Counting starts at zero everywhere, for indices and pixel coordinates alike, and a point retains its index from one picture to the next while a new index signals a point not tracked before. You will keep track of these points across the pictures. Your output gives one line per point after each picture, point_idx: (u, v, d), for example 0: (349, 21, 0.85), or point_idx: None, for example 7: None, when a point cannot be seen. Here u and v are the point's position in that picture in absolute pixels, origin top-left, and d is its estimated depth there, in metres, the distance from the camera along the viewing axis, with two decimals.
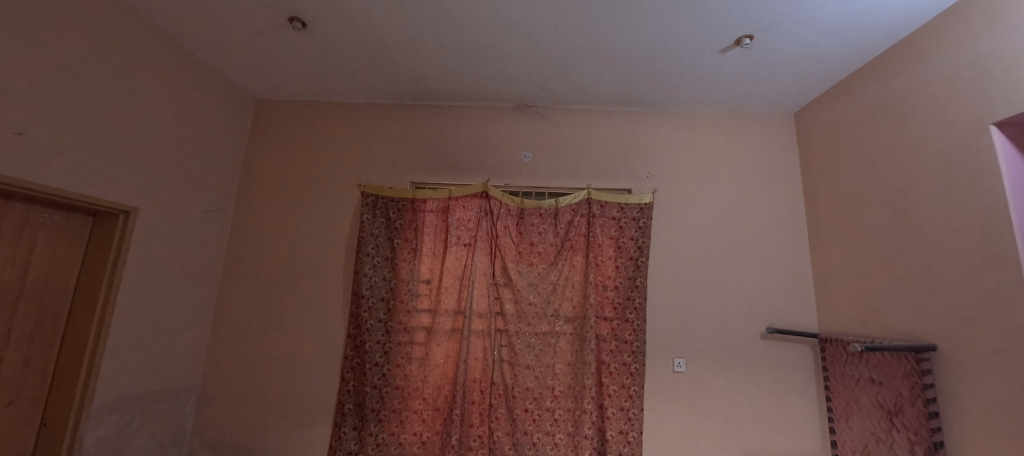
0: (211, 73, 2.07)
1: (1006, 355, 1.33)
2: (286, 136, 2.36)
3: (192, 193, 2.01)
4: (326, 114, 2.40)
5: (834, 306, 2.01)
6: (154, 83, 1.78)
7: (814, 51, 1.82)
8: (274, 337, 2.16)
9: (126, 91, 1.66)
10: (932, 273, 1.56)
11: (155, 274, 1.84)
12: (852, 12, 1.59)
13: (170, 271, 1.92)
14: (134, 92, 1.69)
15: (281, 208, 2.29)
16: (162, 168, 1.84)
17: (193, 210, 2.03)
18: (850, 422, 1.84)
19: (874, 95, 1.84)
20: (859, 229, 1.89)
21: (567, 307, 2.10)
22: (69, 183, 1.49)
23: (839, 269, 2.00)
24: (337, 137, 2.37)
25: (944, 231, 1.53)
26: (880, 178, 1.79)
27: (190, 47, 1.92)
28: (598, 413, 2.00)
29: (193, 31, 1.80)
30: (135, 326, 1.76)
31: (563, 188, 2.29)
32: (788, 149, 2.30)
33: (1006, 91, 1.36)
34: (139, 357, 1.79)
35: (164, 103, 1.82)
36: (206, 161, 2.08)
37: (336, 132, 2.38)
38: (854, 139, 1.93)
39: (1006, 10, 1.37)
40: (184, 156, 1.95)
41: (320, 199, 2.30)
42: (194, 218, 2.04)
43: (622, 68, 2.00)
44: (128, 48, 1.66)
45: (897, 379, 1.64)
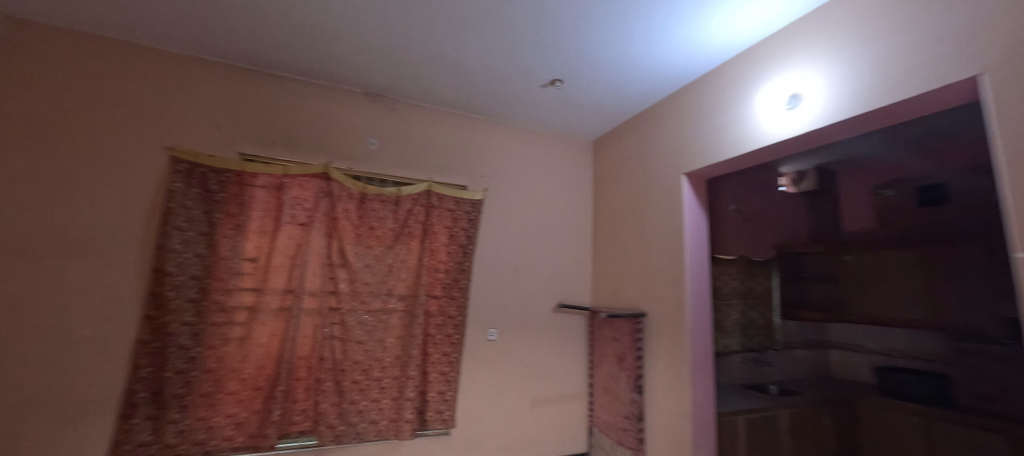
0: None
1: (672, 318, 2.15)
2: (55, 75, 1.90)
3: None
4: (123, 59, 2.01)
5: (600, 288, 2.78)
6: None
7: (601, 101, 2.45)
8: (27, 322, 1.77)
9: None
10: (647, 266, 2.36)
11: None
12: (621, 81, 2.22)
13: None
14: None
15: (45, 165, 1.85)
16: None
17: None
18: (601, 367, 2.62)
19: (634, 140, 2.59)
20: (618, 233, 2.66)
21: (402, 286, 2.33)
22: None
23: (605, 261, 2.76)
24: (139, 89, 2.02)
25: (655, 239, 2.31)
26: (631, 199, 2.55)
27: None
28: (421, 378, 2.32)
29: None
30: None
31: (406, 178, 2.49)
32: (587, 168, 2.99)
33: (686, 154, 2.13)
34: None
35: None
36: None
37: (138, 82, 2.02)
38: (622, 168, 2.67)
39: (692, 102, 2.14)
40: None
41: (109, 159, 1.94)
42: None
43: (465, 81, 2.29)
44: None
45: (625, 336, 2.42)
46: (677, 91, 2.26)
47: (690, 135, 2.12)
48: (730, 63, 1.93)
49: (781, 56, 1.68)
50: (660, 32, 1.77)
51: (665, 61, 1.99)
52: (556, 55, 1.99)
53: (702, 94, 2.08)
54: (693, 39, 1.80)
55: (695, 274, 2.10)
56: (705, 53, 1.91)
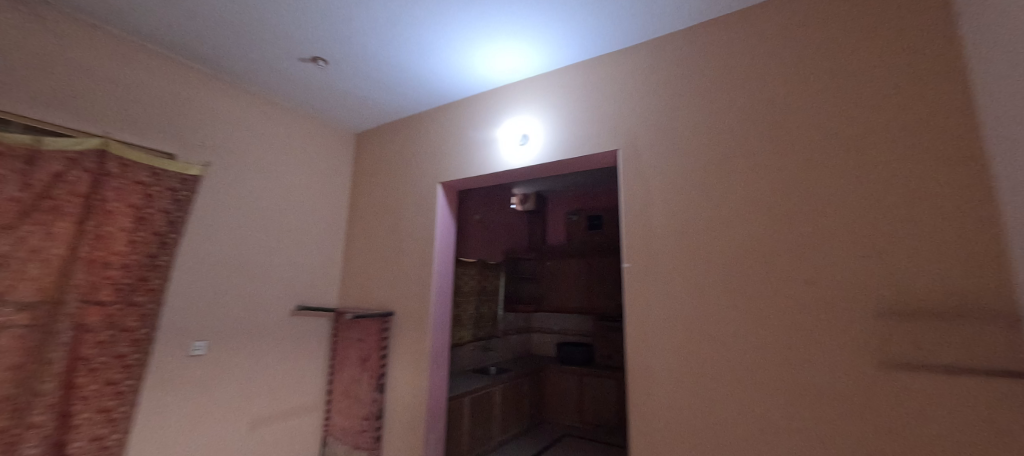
0: None
1: (417, 315, 2.31)
2: None
3: None
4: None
5: (349, 288, 2.70)
6: None
7: (367, 97, 2.40)
8: None
9: None
10: (398, 266, 2.45)
11: None
12: (389, 83, 2.24)
13: None
14: None
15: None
16: None
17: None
18: (342, 372, 2.51)
19: (396, 143, 2.66)
20: (372, 233, 2.66)
21: (28, 288, 1.51)
22: None
23: (357, 260, 2.70)
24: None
25: (409, 240, 2.43)
26: (388, 200, 2.60)
27: None
28: (58, 423, 1.56)
29: None
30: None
31: (55, 125, 1.68)
32: (346, 163, 2.86)
33: (440, 166, 2.37)
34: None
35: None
36: None
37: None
38: (382, 169, 2.69)
39: (448, 121, 2.40)
40: None
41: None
42: None
43: (189, 21, 1.76)
44: None
45: (371, 335, 2.43)
46: (438, 107, 2.49)
47: (444, 149, 2.37)
48: (481, 96, 2.29)
49: (514, 102, 2.14)
50: (427, 48, 1.91)
51: (431, 76, 2.16)
52: (321, 33, 1.82)
53: (456, 117, 2.37)
54: (452, 65, 2.04)
55: (441, 274, 2.34)
56: (463, 80, 2.19)
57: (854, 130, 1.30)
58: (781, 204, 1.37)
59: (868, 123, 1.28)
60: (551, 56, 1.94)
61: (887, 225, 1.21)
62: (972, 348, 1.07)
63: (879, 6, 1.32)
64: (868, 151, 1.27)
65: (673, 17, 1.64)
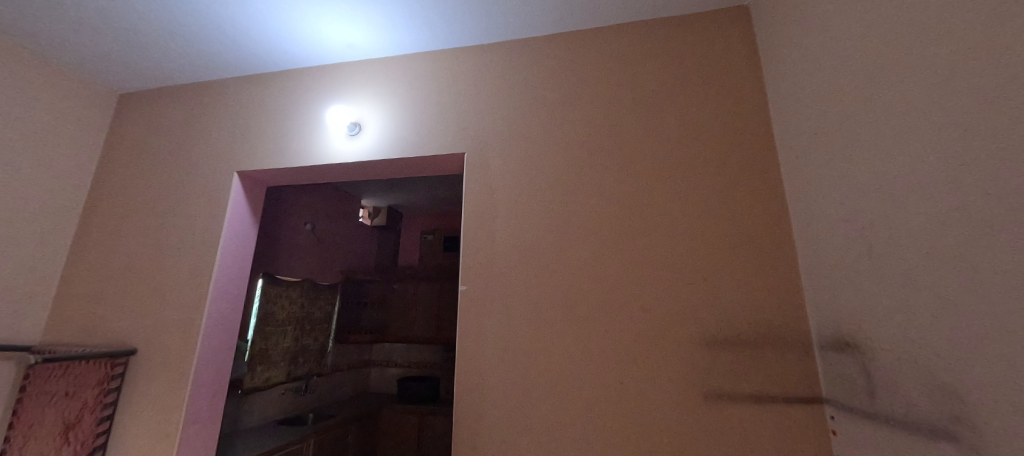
0: None
1: (174, 354, 1.60)
2: None
3: None
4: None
5: (66, 315, 1.79)
6: None
7: (130, 39, 1.68)
8: None
9: None
10: (155, 283, 1.71)
11: None
12: (166, 26, 1.60)
13: None
14: None
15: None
16: None
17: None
18: (25, 450, 1.58)
19: (179, 113, 1.94)
20: (119, 233, 1.83)
21: None
22: None
23: (87, 272, 1.83)
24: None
25: (178, 247, 1.73)
26: (156, 187, 1.84)
27: None
28: None
29: None
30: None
31: None
32: (92, 129, 1.99)
33: (239, 151, 1.78)
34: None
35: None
36: None
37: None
38: (152, 144, 1.92)
39: (260, 97, 1.85)
40: None
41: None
42: None
43: None
44: None
45: (87, 388, 1.58)
46: (247, 78, 1.90)
47: (247, 129, 1.80)
48: (308, 71, 1.83)
49: (349, 85, 1.75)
50: None
51: (232, 27, 1.61)
52: None
53: (269, 92, 1.84)
54: (263, 17, 1.56)
55: (224, 296, 1.70)
56: (282, 44, 1.70)
57: (676, 160, 1.35)
58: (617, 228, 1.33)
59: (688, 155, 1.35)
60: (397, 37, 1.65)
61: (702, 254, 1.25)
62: (765, 373, 1.13)
63: (698, 51, 1.45)
64: (690, 182, 1.32)
65: (527, 20, 1.54)
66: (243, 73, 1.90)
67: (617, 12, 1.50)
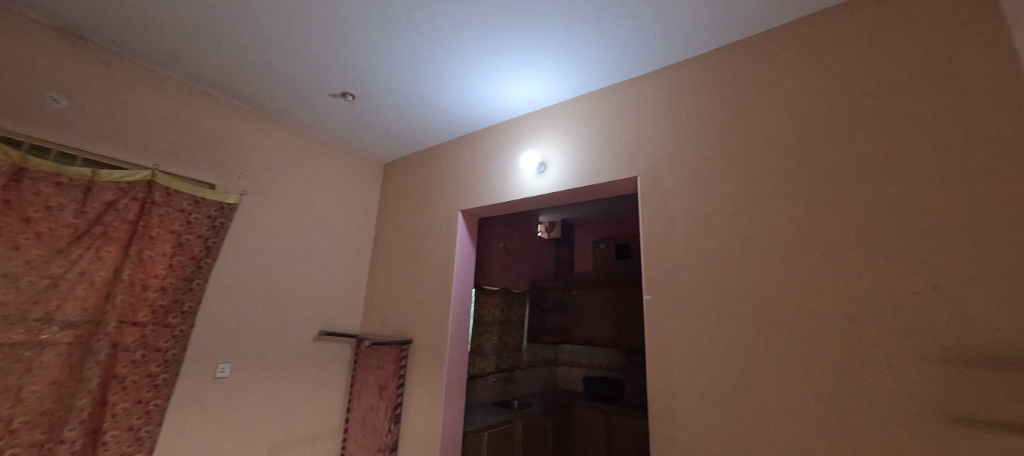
0: None
1: (434, 344, 2.28)
2: None
3: None
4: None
5: (371, 315, 2.71)
6: None
7: (394, 129, 2.50)
8: None
9: None
10: (417, 294, 2.46)
11: None
12: (414, 116, 2.32)
13: None
14: None
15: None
16: None
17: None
18: (360, 400, 2.47)
19: (420, 172, 2.73)
20: (394, 260, 2.69)
21: (73, 309, 1.64)
22: None
23: (379, 287, 2.73)
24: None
25: (429, 269, 2.44)
26: (412, 227, 2.64)
27: None
28: (86, 440, 1.66)
29: None
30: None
31: (115, 160, 1.85)
32: (373, 190, 2.96)
33: (459, 196, 2.42)
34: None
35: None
36: None
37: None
38: (406, 197, 2.76)
39: (471, 152, 2.45)
40: None
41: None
42: None
43: (228, 60, 1.89)
44: None
45: (389, 364, 2.38)
46: (460, 139, 2.54)
47: (464, 178, 2.42)
48: (501, 126, 2.33)
49: (534, 133, 2.16)
50: (449, 82, 1.98)
51: (453, 107, 2.21)
52: (351, 70, 1.92)
53: (475, 148, 2.43)
54: (474, 96, 2.09)
55: (459, 303, 2.33)
56: (485, 109, 2.23)
57: (898, 156, 1.18)
58: (815, 235, 1.26)
59: (911, 147, 1.17)
60: (568, 86, 1.95)
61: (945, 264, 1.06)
62: None
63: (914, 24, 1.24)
64: (915, 178, 1.14)
65: (690, 42, 1.60)
66: (457, 135, 2.54)
67: (794, 7, 1.41)
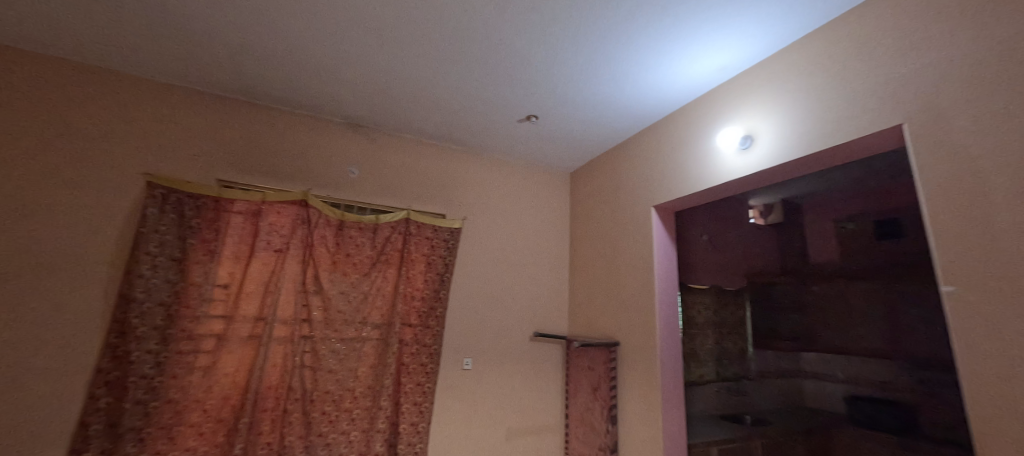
0: None
1: (642, 347, 2.19)
2: (16, 88, 1.92)
3: None
4: (71, 85, 2.01)
5: (576, 318, 2.83)
6: None
7: (576, 137, 2.58)
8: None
9: None
10: (618, 295, 2.43)
11: None
12: (593, 120, 2.34)
13: None
14: None
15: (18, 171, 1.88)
16: None
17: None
18: (576, 398, 2.60)
19: (606, 173, 2.72)
20: (591, 263, 2.75)
21: (377, 314, 2.36)
22: None
23: (580, 290, 2.84)
24: (93, 113, 2.03)
25: (627, 269, 2.39)
26: (605, 229, 2.64)
27: None
28: (393, 408, 2.31)
29: None
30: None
31: (386, 206, 2.55)
32: (564, 198, 3.12)
33: (651, 191, 2.29)
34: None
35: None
36: None
37: (87, 102, 2.03)
38: (596, 200, 2.79)
39: (659, 142, 2.28)
40: None
41: (89, 167, 2.00)
42: None
43: (442, 113, 2.36)
44: None
45: (600, 365, 2.42)
46: (644, 132, 2.41)
47: (654, 171, 2.28)
48: (691, 106, 2.09)
49: (735, 103, 1.84)
50: (626, 76, 1.92)
51: (633, 99, 2.12)
52: (531, 93, 2.10)
53: (663, 137, 2.26)
54: (655, 83, 1.95)
55: (666, 303, 2.17)
56: (670, 92, 2.04)
57: None
58: None
59: None
60: (777, 35, 1.58)
61: None
62: None
63: None
64: None
65: None
66: (640, 128, 2.42)
67: None
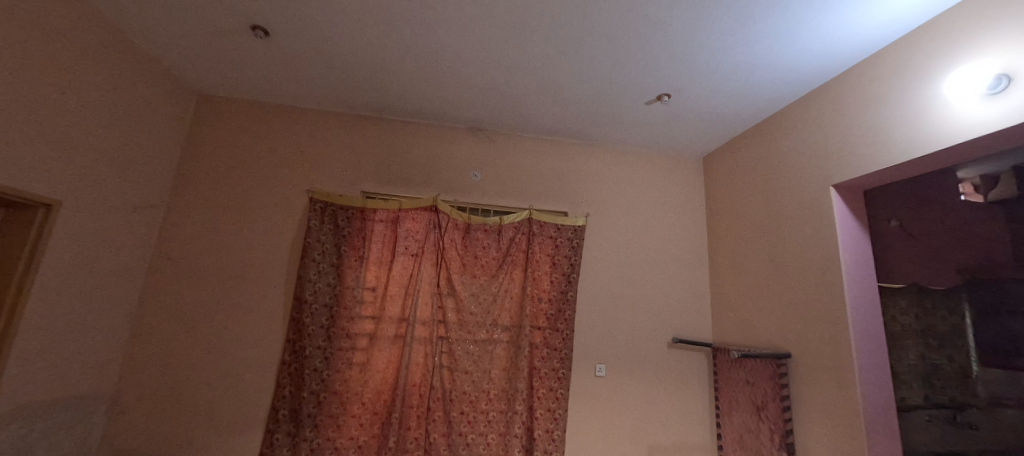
0: (142, 57, 2.01)
1: (825, 360, 1.77)
2: (219, 128, 2.36)
3: (117, 174, 1.95)
4: (255, 120, 2.41)
5: (723, 323, 2.46)
6: (84, 47, 1.73)
7: (715, 113, 2.24)
8: (211, 325, 2.16)
9: (52, 68, 1.60)
10: (784, 296, 2.02)
11: (61, 265, 1.73)
12: (742, 88, 2.00)
13: (73, 264, 1.78)
14: (62, 66, 1.64)
15: (224, 195, 2.30)
16: (71, 157, 1.73)
17: (99, 207, 1.88)
18: (732, 417, 2.23)
19: (757, 152, 2.31)
20: (741, 259, 2.36)
21: (506, 316, 2.33)
22: (7, 177, 1.50)
23: (726, 290, 2.46)
24: (271, 142, 2.40)
25: (796, 265, 1.96)
26: (758, 218, 2.24)
27: (123, 27, 1.85)
28: (528, 413, 2.24)
29: (131, 7, 1.70)
30: (28, 325, 1.60)
31: (507, 207, 2.53)
32: (696, 187, 2.76)
33: (828, 166, 1.84)
34: (26, 366, 1.61)
35: (37, 74, 1.56)
36: (121, 148, 1.95)
37: (267, 134, 2.40)
38: (743, 185, 2.39)
39: (837, 103, 1.84)
40: (106, 141, 1.88)
41: (269, 188, 2.35)
42: (112, 196, 1.94)
43: (562, 105, 2.25)
44: (49, 16, 1.58)
45: (766, 380, 2.04)
46: (812, 95, 1.98)
47: (831, 141, 1.84)
48: (891, 51, 1.62)
49: (971, 33, 1.36)
50: (797, 26, 1.56)
51: (800, 56, 1.74)
52: (667, 66, 1.86)
53: (844, 98, 1.81)
54: (839, 27, 1.56)
55: (861, 307, 1.71)
56: (857, 37, 1.61)
57: None
58: None
59: None
60: None
61: None
62: None
63: None
64: None
65: None
66: (805, 90, 1.99)
67: None
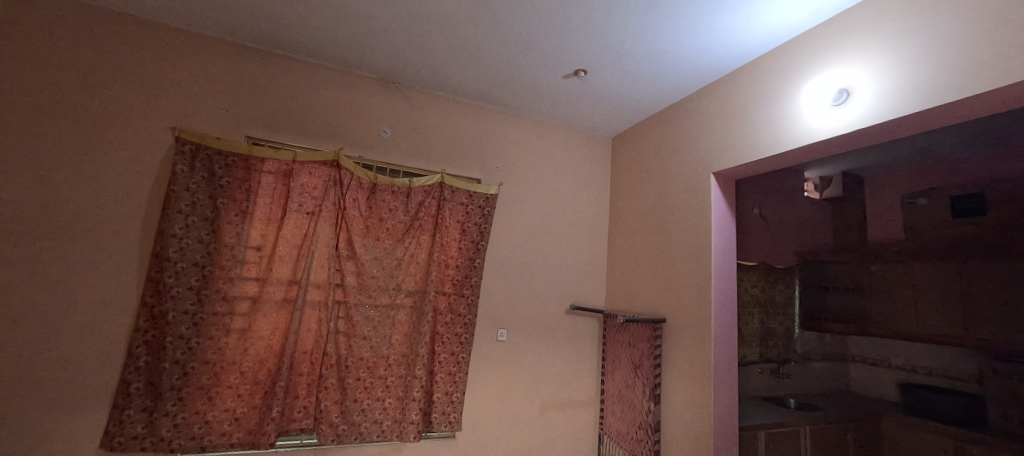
0: None
1: (690, 324, 2.05)
2: (39, 34, 1.82)
3: None
4: (99, 32, 1.91)
5: (615, 292, 2.70)
6: None
7: (625, 95, 2.35)
8: (30, 285, 1.74)
9: None
10: (665, 270, 2.27)
11: None
12: (650, 74, 2.12)
13: None
14: None
15: (49, 122, 1.81)
16: None
17: None
18: (614, 374, 2.50)
19: (656, 137, 2.50)
20: (634, 235, 2.58)
21: (410, 281, 2.27)
22: None
23: (619, 263, 2.69)
24: (121, 62, 1.93)
25: (677, 242, 2.21)
26: (651, 199, 2.46)
27: None
28: (428, 377, 2.25)
29: None
30: None
31: (419, 169, 2.42)
32: (603, 166, 2.93)
33: (710, 156, 2.07)
34: None
35: None
36: None
37: (114, 51, 1.93)
38: (642, 167, 2.59)
39: (724, 99, 2.05)
40: None
41: (118, 121, 1.91)
42: None
43: (482, 68, 2.17)
44: None
45: (644, 341, 2.30)
46: (705, 89, 2.18)
47: (715, 133, 2.06)
48: (769, 57, 1.84)
49: (826, 50, 1.59)
50: (699, 19, 1.67)
51: (699, 50, 1.88)
52: (586, 42, 1.88)
53: (729, 95, 2.02)
54: (732, 27, 1.71)
55: (722, 279, 1.99)
56: (745, 40, 1.79)
57: None
58: None
59: None
60: None
61: None
62: None
63: None
64: None
65: None
66: (701, 84, 2.17)
67: None
